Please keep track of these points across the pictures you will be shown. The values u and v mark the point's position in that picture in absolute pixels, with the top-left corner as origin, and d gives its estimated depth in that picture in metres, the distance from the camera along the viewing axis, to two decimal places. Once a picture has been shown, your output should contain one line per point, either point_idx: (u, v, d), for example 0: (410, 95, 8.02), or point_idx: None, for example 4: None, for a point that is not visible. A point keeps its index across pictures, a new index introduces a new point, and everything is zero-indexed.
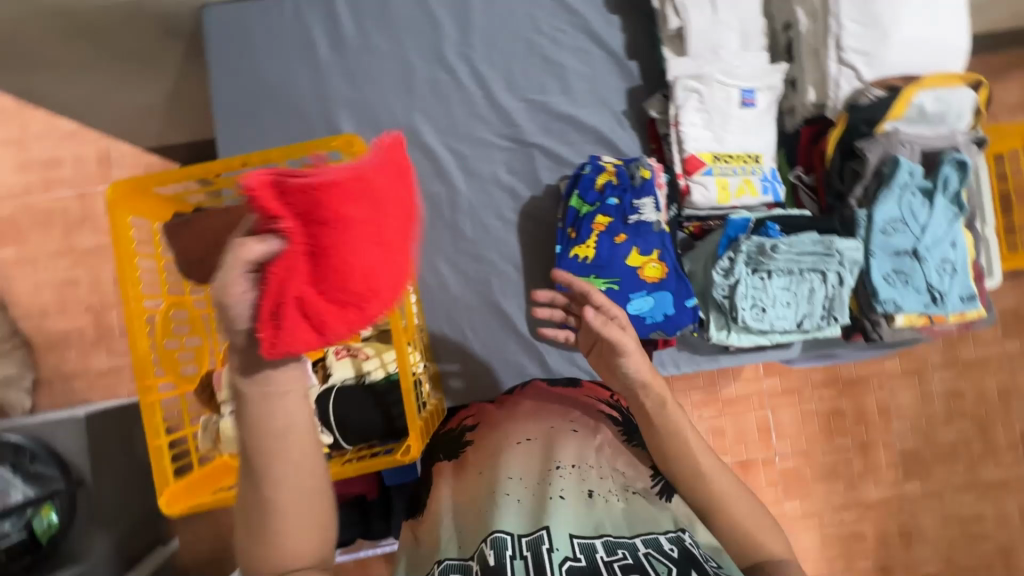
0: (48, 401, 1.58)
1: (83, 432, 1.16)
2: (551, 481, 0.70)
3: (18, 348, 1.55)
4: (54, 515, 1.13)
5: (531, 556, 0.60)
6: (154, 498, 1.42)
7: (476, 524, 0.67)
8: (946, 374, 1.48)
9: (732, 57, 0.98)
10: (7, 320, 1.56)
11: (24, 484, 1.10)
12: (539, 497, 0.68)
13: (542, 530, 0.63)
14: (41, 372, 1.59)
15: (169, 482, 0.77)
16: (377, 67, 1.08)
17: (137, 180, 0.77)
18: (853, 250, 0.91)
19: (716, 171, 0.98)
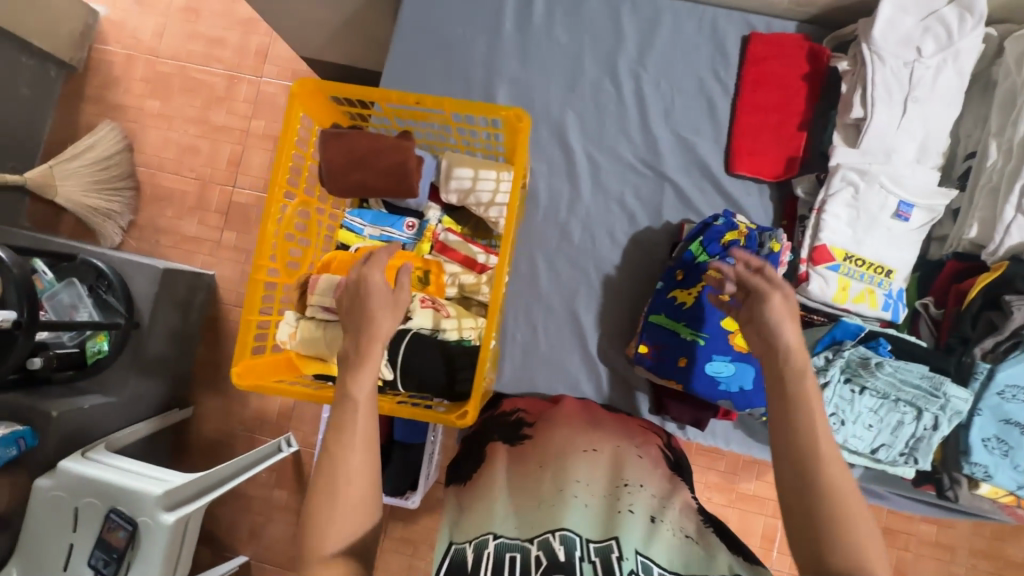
0: (134, 244, 1.72)
1: (155, 280, 1.40)
2: (621, 496, 0.73)
3: (129, 190, 1.71)
4: (104, 344, 1.37)
5: (599, 561, 0.64)
6: (181, 362, 1.59)
7: (541, 517, 0.70)
8: (982, 564, 1.39)
9: (904, 165, 0.94)
10: (129, 162, 1.72)
11: (92, 308, 1.36)
12: (607, 512, 0.71)
13: (568, 531, 0.67)
14: (138, 217, 1.73)
15: (245, 356, 0.81)
16: (551, 56, 1.11)
17: (321, 82, 0.83)
18: (961, 401, 0.85)
19: (842, 269, 0.95)
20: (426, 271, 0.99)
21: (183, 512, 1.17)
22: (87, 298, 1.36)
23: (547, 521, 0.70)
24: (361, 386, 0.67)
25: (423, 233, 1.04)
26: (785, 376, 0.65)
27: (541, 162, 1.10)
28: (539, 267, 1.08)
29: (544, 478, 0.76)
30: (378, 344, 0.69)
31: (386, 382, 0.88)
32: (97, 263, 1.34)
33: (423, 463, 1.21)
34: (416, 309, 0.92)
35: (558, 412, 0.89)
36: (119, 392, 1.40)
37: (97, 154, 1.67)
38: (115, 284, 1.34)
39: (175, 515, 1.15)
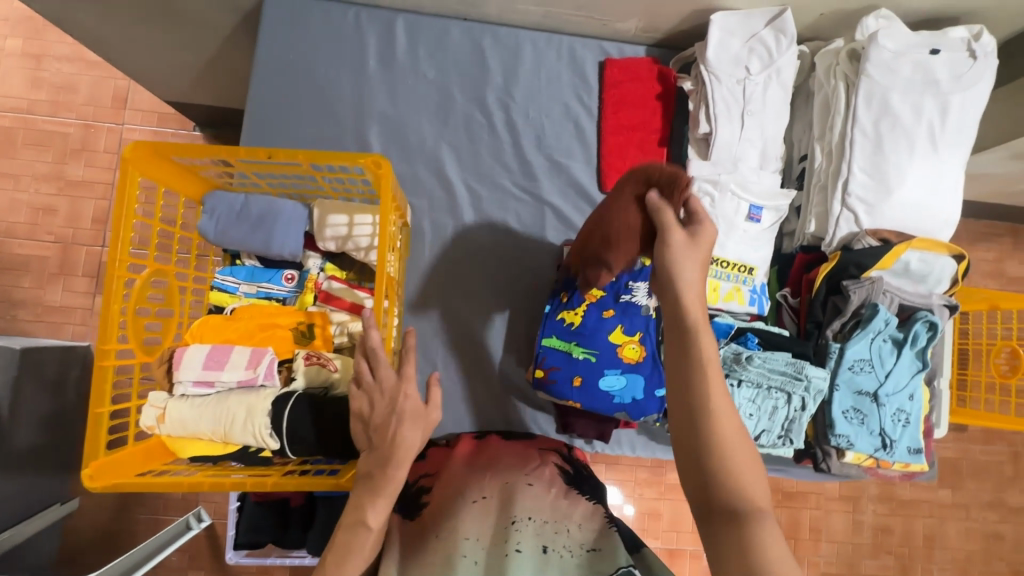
0: None
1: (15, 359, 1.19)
2: (508, 535, 0.73)
3: None
4: None
5: None
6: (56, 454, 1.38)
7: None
8: (879, 508, 1.55)
9: (749, 172, 1.04)
10: None
11: None
12: (495, 561, 0.70)
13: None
14: None
15: (98, 454, 0.73)
16: (419, 91, 1.11)
17: (159, 143, 0.77)
18: (820, 379, 0.94)
19: (711, 272, 1.03)
20: (310, 324, 0.95)
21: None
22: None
23: None
24: (379, 517, 0.68)
25: (304, 284, 1.01)
26: (680, 336, 0.68)
27: (422, 198, 1.10)
28: (433, 303, 1.07)
29: (433, 552, 0.72)
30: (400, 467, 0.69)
31: (274, 452, 0.83)
32: None
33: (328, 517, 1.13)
34: (299, 368, 0.88)
35: (457, 466, 0.88)
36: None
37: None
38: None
39: None
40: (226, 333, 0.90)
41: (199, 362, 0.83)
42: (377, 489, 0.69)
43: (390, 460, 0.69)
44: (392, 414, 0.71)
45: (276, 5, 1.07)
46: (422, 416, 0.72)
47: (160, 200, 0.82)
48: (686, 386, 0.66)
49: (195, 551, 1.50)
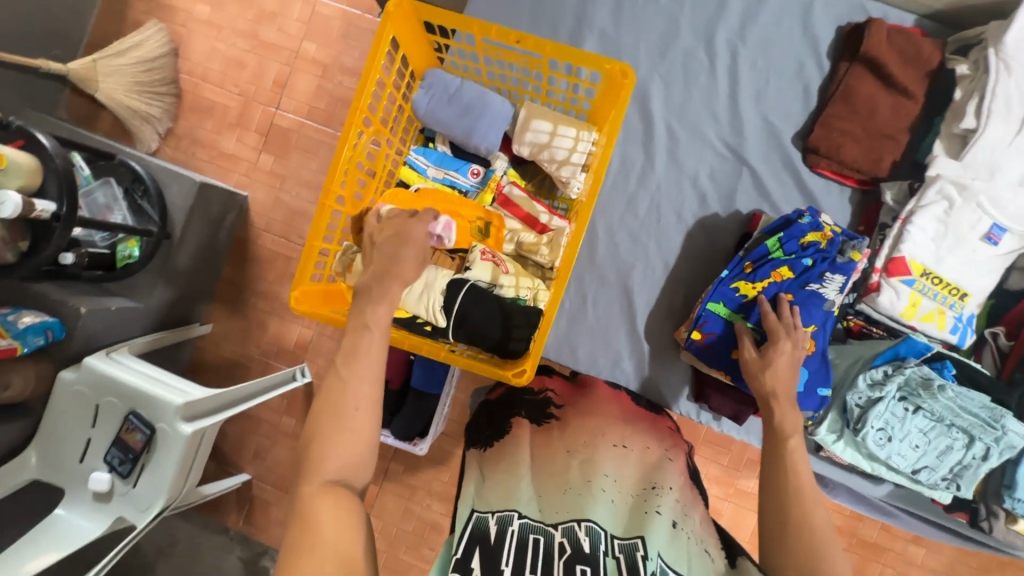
0: (170, 153, 1.60)
1: (192, 192, 1.32)
2: (648, 498, 0.73)
3: (171, 96, 1.58)
4: (135, 250, 1.28)
5: (622, 558, 0.63)
6: (205, 281, 1.52)
7: (560, 501, 0.71)
8: None
9: (1006, 186, 0.89)
10: (172, 69, 1.58)
11: (126, 211, 1.25)
12: (632, 511, 0.71)
13: (593, 524, 0.67)
14: (177, 126, 1.60)
15: (303, 282, 0.80)
16: (647, 14, 1.05)
17: (421, 5, 0.78)
18: (1017, 436, 0.83)
19: (917, 285, 0.92)
20: (487, 222, 0.97)
21: (201, 425, 1.12)
22: (122, 200, 1.26)
23: (574, 507, 0.70)
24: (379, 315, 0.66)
25: (486, 184, 1.02)
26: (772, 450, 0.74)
27: (619, 128, 1.06)
28: (599, 237, 1.05)
29: (571, 468, 0.76)
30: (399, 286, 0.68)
31: (435, 328, 0.87)
32: (133, 165, 1.26)
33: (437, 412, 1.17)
34: (475, 261, 0.91)
35: (587, 399, 0.88)
36: (146, 297, 1.32)
37: (143, 54, 1.52)
38: (151, 191, 1.27)
39: (192, 427, 1.10)
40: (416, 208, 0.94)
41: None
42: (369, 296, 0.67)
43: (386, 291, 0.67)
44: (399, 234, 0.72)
45: None
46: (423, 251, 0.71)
47: (397, 63, 0.85)
48: (771, 478, 0.71)
49: (292, 400, 1.50)
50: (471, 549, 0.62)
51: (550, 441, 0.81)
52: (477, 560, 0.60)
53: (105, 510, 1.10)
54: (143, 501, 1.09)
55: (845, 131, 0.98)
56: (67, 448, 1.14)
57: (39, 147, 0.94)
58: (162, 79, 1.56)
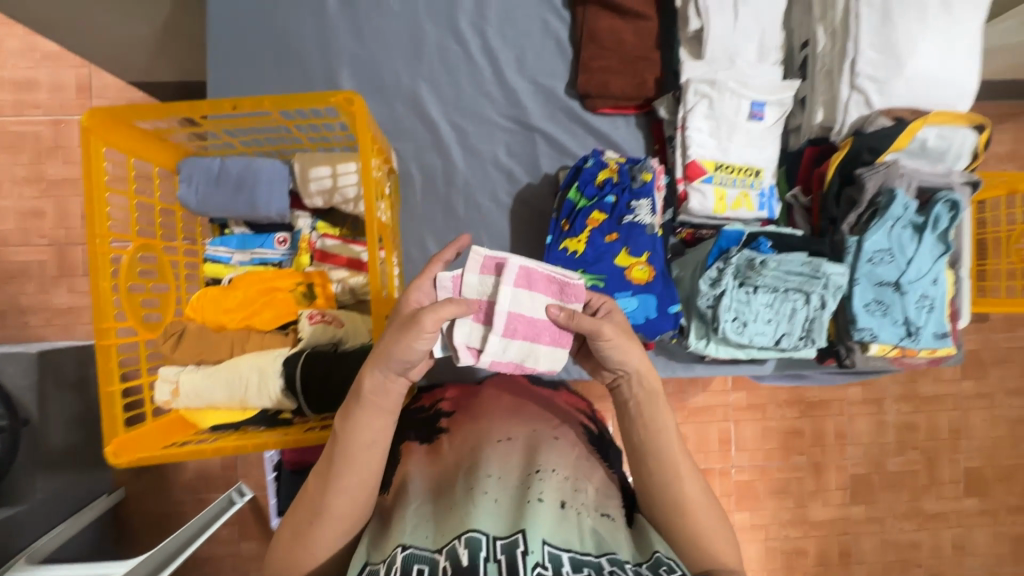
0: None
1: (33, 368, 1.16)
2: (532, 485, 0.67)
3: None
4: None
5: (505, 560, 0.56)
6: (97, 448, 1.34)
7: (448, 522, 0.62)
8: (903, 407, 1.57)
9: (747, 66, 0.97)
10: None
11: None
12: (516, 503, 0.64)
13: (475, 533, 0.59)
14: None
15: (119, 431, 0.72)
16: (387, 27, 1.04)
17: (117, 107, 0.72)
18: (839, 275, 0.91)
19: (716, 180, 0.98)
20: (309, 283, 0.93)
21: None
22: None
23: (454, 526, 0.61)
24: (370, 428, 0.66)
25: (298, 245, 0.98)
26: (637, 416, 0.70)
27: (406, 141, 1.04)
28: (433, 251, 1.04)
29: (456, 483, 0.69)
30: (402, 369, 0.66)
31: (293, 412, 0.83)
32: None
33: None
34: (306, 327, 0.86)
35: (477, 405, 0.86)
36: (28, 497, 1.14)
37: None
38: None
39: None
40: (225, 302, 0.88)
41: (527, 328, 0.68)
42: (365, 399, 0.65)
43: (386, 358, 0.64)
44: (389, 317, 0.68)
45: None
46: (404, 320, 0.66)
47: (131, 171, 0.78)
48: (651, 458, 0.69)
49: (243, 525, 1.49)
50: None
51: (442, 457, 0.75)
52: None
53: None
54: None
55: (604, 69, 1.02)
56: None
57: None
58: None
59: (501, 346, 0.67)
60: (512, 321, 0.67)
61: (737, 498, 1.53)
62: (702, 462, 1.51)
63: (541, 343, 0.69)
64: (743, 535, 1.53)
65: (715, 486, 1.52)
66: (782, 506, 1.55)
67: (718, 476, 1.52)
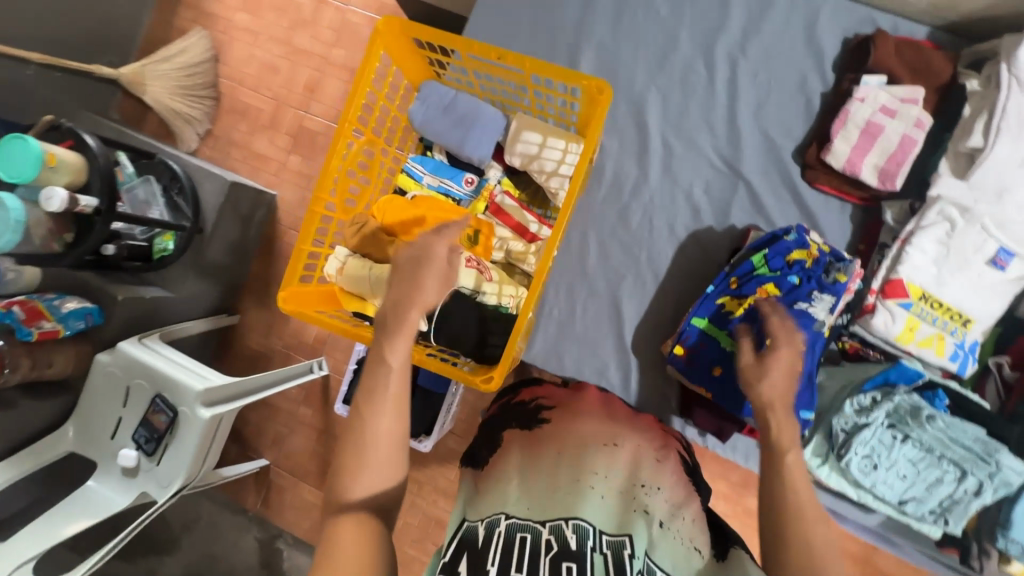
0: (208, 153, 1.62)
1: (224, 190, 1.33)
2: (636, 496, 0.72)
3: (210, 99, 1.60)
4: (170, 243, 1.29)
5: (610, 556, 0.64)
6: (234, 274, 1.52)
7: (559, 501, 0.69)
8: None
9: (1016, 209, 0.84)
10: (213, 73, 1.61)
11: (163, 207, 1.28)
12: (620, 508, 0.70)
13: (583, 522, 0.66)
14: (215, 127, 1.62)
15: (293, 282, 0.84)
16: (645, 26, 1.05)
17: (407, 22, 0.81)
18: (1013, 472, 0.79)
19: (914, 309, 0.88)
20: (477, 230, 0.97)
21: (219, 411, 1.12)
22: (161, 197, 1.28)
23: (563, 504, 0.69)
24: (398, 353, 0.63)
25: (480, 192, 1.04)
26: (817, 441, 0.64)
27: (613, 139, 1.06)
28: (591, 245, 1.06)
29: (560, 468, 0.73)
30: (417, 313, 0.65)
31: (419, 332, 0.90)
32: (171, 163, 1.28)
33: (441, 411, 1.20)
34: (458, 268, 0.89)
35: (575, 400, 0.85)
36: (178, 287, 1.33)
37: (186, 59, 1.57)
38: (187, 188, 1.29)
39: (210, 412, 1.11)
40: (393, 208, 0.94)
41: (870, 132, 0.92)
42: (417, 266, 0.67)
43: (415, 287, 0.66)
44: (418, 260, 0.67)
45: None
46: (441, 271, 0.68)
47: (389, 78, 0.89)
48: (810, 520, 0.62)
49: (310, 391, 1.54)
50: (457, 555, 0.63)
51: (539, 444, 0.78)
52: (463, 567, 0.61)
53: (132, 483, 1.12)
54: (161, 479, 1.10)
55: None
56: (101, 425, 1.16)
57: (86, 147, 1.02)
58: (201, 82, 1.59)
59: (865, 108, 0.93)
60: (868, 123, 0.92)
61: None
62: None
63: (854, 143, 0.93)
64: None
65: None
66: None
67: None
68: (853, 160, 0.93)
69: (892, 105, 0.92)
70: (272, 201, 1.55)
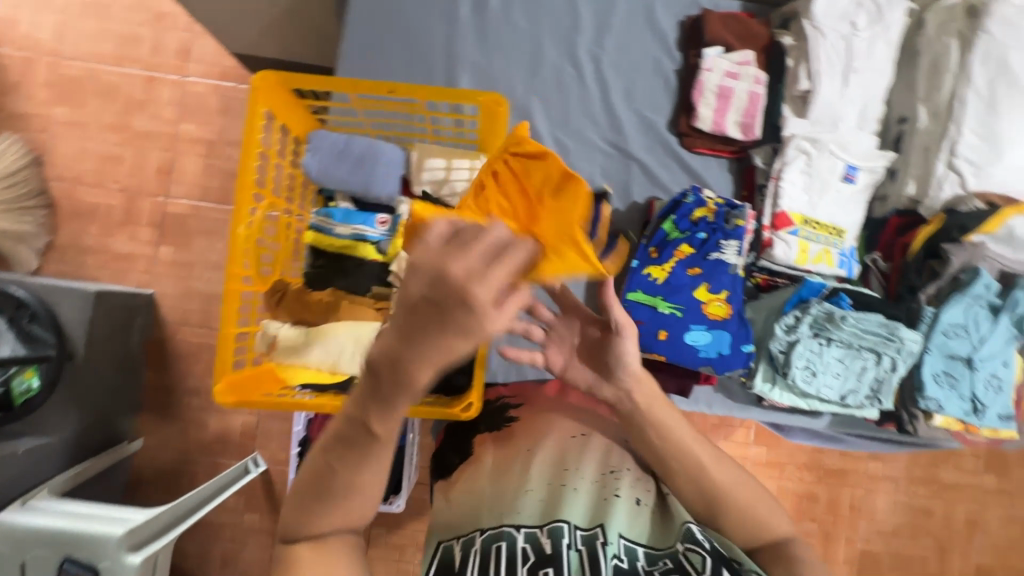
0: (55, 269, 1.37)
1: (90, 305, 1.13)
2: (607, 483, 0.74)
3: (43, 208, 1.37)
4: (35, 381, 1.07)
5: (586, 549, 0.64)
6: (126, 395, 1.30)
7: (537, 504, 0.71)
8: (920, 490, 1.57)
9: (848, 131, 1.02)
10: (38, 177, 1.37)
11: (15, 341, 1.07)
12: (596, 498, 0.72)
13: (558, 522, 0.68)
14: (58, 238, 1.38)
15: (228, 370, 0.76)
16: (510, 40, 1.11)
17: (285, 74, 0.79)
18: (913, 342, 0.94)
19: (802, 233, 1.02)
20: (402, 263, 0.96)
21: (151, 550, 0.95)
22: (8, 331, 1.07)
23: (542, 506, 0.71)
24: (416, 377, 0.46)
25: (396, 229, 1.01)
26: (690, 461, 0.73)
27: None
28: None
29: (533, 471, 0.76)
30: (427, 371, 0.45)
31: None
32: (13, 290, 1.07)
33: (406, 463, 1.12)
34: None
35: (543, 396, 0.91)
36: (58, 431, 1.12)
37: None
38: (41, 313, 1.08)
39: (142, 556, 0.94)
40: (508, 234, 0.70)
41: (722, 98, 1.06)
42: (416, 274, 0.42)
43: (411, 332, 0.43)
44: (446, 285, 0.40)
45: None
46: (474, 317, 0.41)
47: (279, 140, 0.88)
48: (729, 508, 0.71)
49: (251, 495, 1.36)
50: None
51: (512, 442, 0.82)
52: None
53: None
54: None
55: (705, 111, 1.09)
56: None
57: None
58: (25, 190, 1.35)
59: (713, 79, 1.07)
60: (720, 91, 1.07)
61: None
62: None
63: (714, 109, 1.07)
64: None
65: None
66: None
67: None
68: (717, 124, 1.07)
69: (734, 70, 1.07)
70: (149, 301, 1.36)
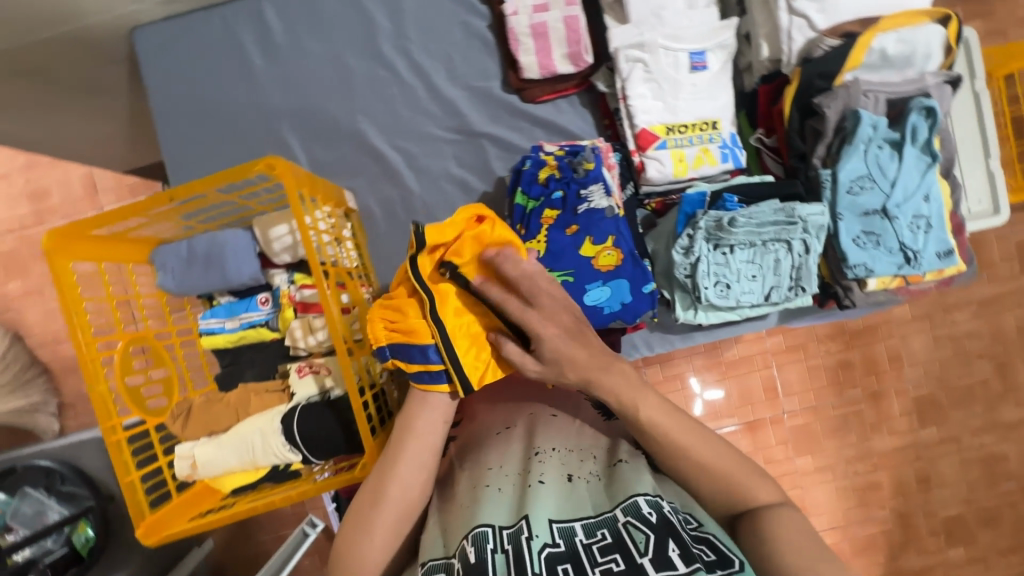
0: (75, 424, 1.48)
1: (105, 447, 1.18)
2: (531, 469, 0.64)
3: (39, 375, 1.45)
4: (90, 529, 1.15)
5: (512, 549, 0.55)
6: None
7: (460, 520, 0.61)
8: (963, 316, 1.41)
9: (676, 17, 0.93)
10: (24, 350, 1.46)
11: (59, 504, 1.16)
12: (519, 492, 0.62)
13: (481, 527, 0.58)
14: (64, 397, 1.48)
15: (146, 513, 0.79)
16: (313, 70, 1.05)
17: (73, 225, 0.77)
18: (817, 215, 0.86)
19: (670, 143, 0.93)
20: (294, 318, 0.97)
21: None
22: (50, 497, 1.17)
23: (466, 521, 0.61)
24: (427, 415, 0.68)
25: (280, 302, 0.99)
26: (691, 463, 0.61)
27: (358, 178, 1.06)
28: None
29: (461, 486, 0.66)
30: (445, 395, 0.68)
31: (301, 463, 0.87)
32: (38, 462, 1.16)
33: None
34: (297, 382, 0.91)
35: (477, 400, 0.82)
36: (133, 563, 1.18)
37: None
38: (67, 473, 1.16)
39: None
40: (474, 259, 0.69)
41: (540, 36, 0.97)
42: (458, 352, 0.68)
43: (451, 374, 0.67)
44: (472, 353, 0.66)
45: (144, 37, 1.02)
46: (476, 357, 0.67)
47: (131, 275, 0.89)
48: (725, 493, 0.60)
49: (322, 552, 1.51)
50: None
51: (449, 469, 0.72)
52: None
53: None
54: None
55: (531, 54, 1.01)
56: None
57: None
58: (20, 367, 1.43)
59: (524, 20, 0.97)
60: (535, 29, 0.97)
61: (795, 445, 1.42)
62: (750, 415, 1.42)
63: (536, 52, 0.98)
64: (807, 481, 1.43)
65: (770, 436, 1.42)
66: (842, 445, 1.43)
67: (771, 426, 1.42)
68: (544, 66, 0.98)
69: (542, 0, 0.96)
70: None
